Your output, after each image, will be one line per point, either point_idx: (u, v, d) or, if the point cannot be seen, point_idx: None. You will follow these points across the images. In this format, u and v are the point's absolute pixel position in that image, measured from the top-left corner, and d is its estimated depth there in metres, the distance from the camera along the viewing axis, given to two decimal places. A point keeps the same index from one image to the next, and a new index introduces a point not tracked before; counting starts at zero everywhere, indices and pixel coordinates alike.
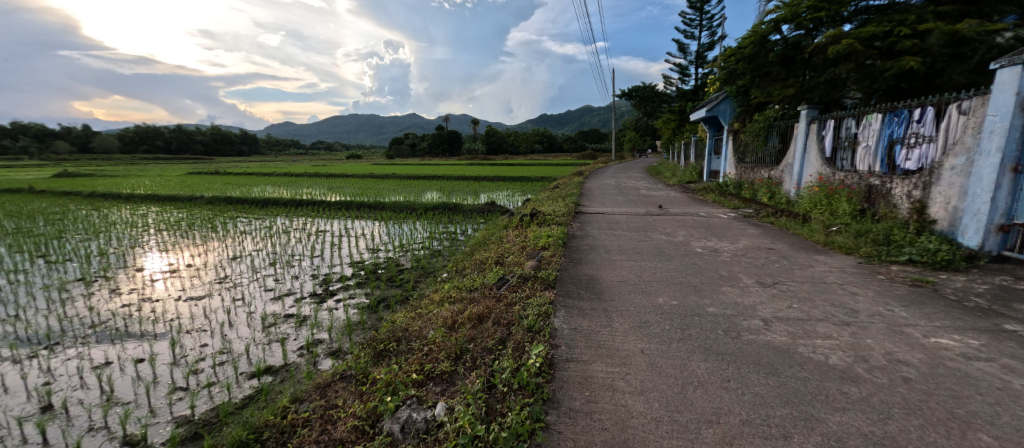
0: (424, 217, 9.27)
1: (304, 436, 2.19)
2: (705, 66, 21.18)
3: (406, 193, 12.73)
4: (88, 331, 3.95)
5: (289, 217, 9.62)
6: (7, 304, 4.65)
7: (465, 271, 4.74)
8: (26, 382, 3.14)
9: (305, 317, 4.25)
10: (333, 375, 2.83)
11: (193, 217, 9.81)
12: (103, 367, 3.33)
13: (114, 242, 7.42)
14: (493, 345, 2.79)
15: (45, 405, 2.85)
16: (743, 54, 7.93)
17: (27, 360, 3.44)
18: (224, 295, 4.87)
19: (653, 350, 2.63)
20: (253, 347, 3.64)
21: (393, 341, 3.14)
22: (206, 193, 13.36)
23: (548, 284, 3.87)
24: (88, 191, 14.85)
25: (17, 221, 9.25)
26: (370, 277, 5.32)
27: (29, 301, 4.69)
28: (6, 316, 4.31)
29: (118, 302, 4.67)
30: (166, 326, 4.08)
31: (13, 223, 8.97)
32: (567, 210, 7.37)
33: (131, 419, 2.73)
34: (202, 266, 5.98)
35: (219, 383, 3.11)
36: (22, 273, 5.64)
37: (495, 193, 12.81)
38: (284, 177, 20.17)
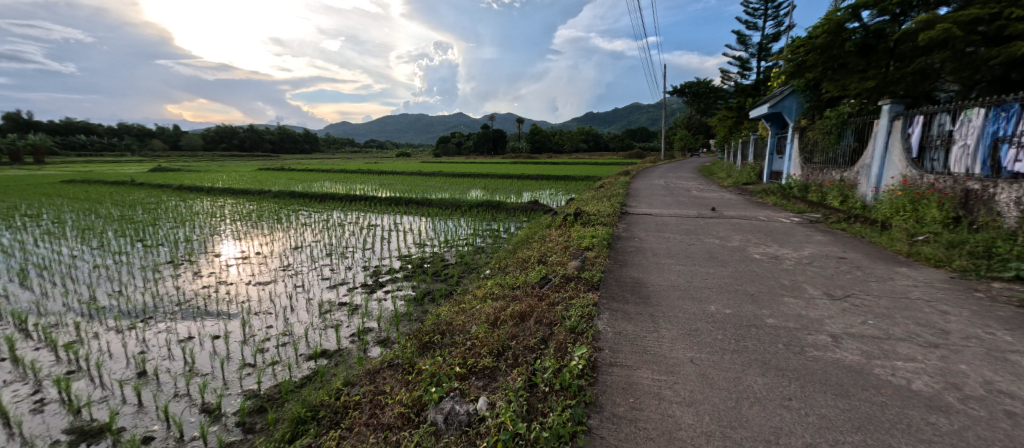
0: (468, 214, 9.43)
1: (355, 419, 2.28)
2: (768, 58, 19.85)
3: (451, 190, 12.97)
4: (175, 308, 4.37)
5: (344, 211, 10.15)
6: (112, 280, 5.26)
7: (508, 268, 4.74)
8: (126, 350, 3.52)
9: (356, 306, 4.44)
10: (382, 363, 2.93)
11: (262, 209, 10.60)
12: (186, 341, 3.66)
13: (198, 229, 8.18)
14: (535, 343, 2.77)
15: (140, 371, 3.18)
16: (815, 44, 7.31)
17: (127, 330, 3.87)
18: (287, 282, 5.20)
19: (703, 359, 2.48)
20: (311, 331, 3.85)
21: (438, 334, 3.20)
22: (273, 188, 14.39)
23: (592, 285, 3.77)
24: (176, 185, 16.41)
25: (121, 209, 10.46)
26: (416, 271, 5.48)
27: (130, 279, 5.27)
28: (112, 291, 4.87)
29: (199, 283, 5.14)
30: (238, 307, 4.42)
31: (118, 211, 10.15)
32: (613, 210, 7.19)
33: (209, 390, 2.98)
34: (268, 254, 6.42)
35: (281, 362, 3.32)
36: (125, 254, 6.36)
37: (540, 192, 12.74)
38: (342, 174, 21.40)
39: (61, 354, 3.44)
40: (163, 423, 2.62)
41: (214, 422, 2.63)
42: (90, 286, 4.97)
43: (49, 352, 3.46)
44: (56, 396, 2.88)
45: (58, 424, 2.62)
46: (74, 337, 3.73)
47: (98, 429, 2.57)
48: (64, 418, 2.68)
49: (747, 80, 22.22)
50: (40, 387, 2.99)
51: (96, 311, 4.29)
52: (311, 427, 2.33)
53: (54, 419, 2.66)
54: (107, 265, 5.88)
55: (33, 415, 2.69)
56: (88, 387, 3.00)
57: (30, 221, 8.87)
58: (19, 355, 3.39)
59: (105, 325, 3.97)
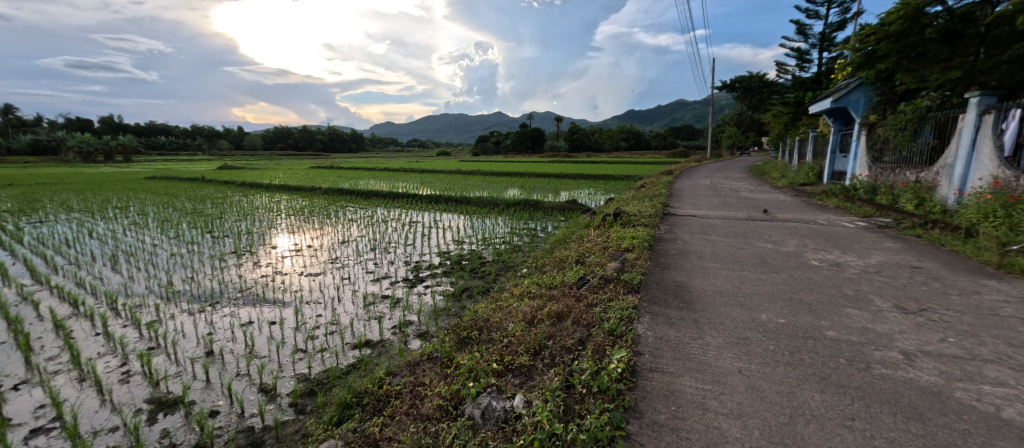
0: (506, 213, 9.47)
1: (397, 408, 2.36)
2: (832, 49, 18.44)
3: (489, 189, 13.07)
4: (238, 294, 4.70)
5: (388, 208, 10.51)
6: (186, 266, 5.76)
7: (545, 268, 4.70)
8: (196, 330, 3.82)
9: (398, 299, 4.58)
10: (421, 355, 3.00)
11: (313, 205, 11.20)
12: (247, 325, 3.93)
13: (257, 223, 8.76)
14: (572, 344, 2.73)
15: (207, 351, 3.45)
16: (889, 31, 6.70)
17: (197, 313, 4.21)
18: (335, 274, 5.45)
19: (753, 370, 2.33)
20: (356, 322, 4.01)
21: (475, 330, 3.22)
22: (323, 185, 15.15)
23: (632, 288, 3.65)
24: (239, 181, 17.68)
25: (192, 203, 11.43)
26: (455, 267, 5.56)
27: (201, 266, 5.75)
28: (185, 277, 5.32)
29: (258, 272, 5.50)
30: (291, 295, 4.69)
31: (190, 205, 11.09)
32: (655, 210, 6.96)
33: (266, 371, 3.18)
34: (319, 247, 6.77)
35: (329, 350, 3.48)
36: (196, 244, 6.93)
37: (578, 191, 12.58)
38: (386, 172, 22.22)
39: (144, 331, 3.80)
40: (227, 400, 2.83)
41: (270, 401, 2.81)
42: (167, 272, 5.47)
43: (134, 329, 3.83)
44: (140, 369, 3.18)
45: (141, 394, 2.90)
46: (154, 317, 4.10)
47: (173, 401, 2.82)
48: (145, 389, 2.95)
49: (807, 73, 20.77)
50: (127, 360, 3.32)
51: (172, 294, 4.70)
52: (356, 412, 2.43)
53: (137, 390, 2.94)
54: (182, 252, 6.44)
55: (122, 385, 3.00)
56: (166, 363, 3.29)
57: (120, 212, 9.89)
58: (109, 330, 3.78)
59: (179, 308, 4.34)
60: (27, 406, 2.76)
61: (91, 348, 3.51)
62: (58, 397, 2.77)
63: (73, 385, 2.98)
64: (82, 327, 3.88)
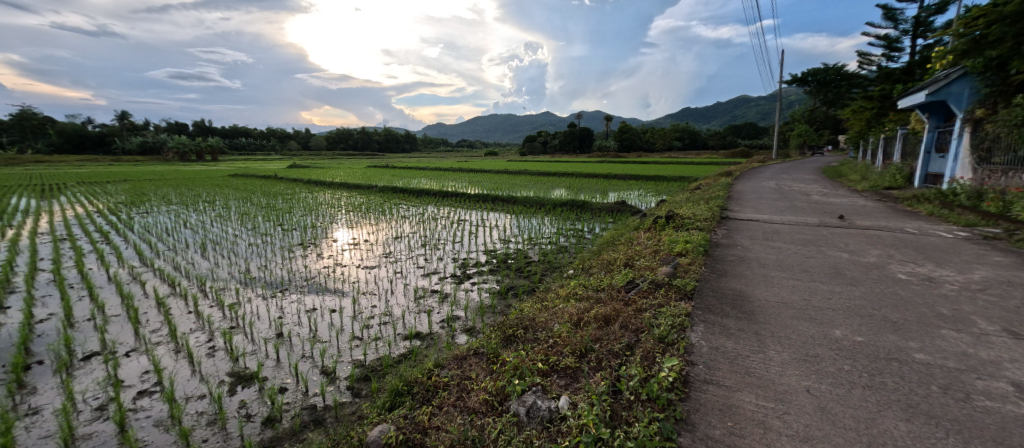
0: (553, 213, 9.39)
1: (445, 399, 2.43)
2: (928, 34, 16.41)
3: (536, 188, 13.04)
4: (304, 283, 5.05)
5: (438, 206, 10.79)
6: (260, 255, 6.28)
7: (591, 270, 4.59)
8: (268, 313, 4.15)
9: (446, 294, 4.69)
10: (468, 350, 3.05)
11: (369, 202, 11.78)
12: (311, 311, 4.21)
13: (320, 218, 9.36)
14: (619, 349, 2.63)
15: (277, 333, 3.74)
16: (1002, 14, 5.85)
17: (269, 298, 4.57)
18: (389, 267, 5.69)
19: (823, 390, 2.12)
20: (407, 314, 4.15)
21: (521, 329, 3.21)
22: (379, 183, 15.88)
23: (685, 295, 3.46)
24: (305, 179, 19.02)
25: (266, 198, 12.46)
26: (501, 266, 5.60)
27: (273, 255, 6.25)
28: (261, 264, 5.81)
29: (321, 263, 5.87)
30: (350, 286, 4.95)
31: (264, 200, 12.11)
32: (711, 213, 6.59)
33: (327, 355, 3.38)
34: (374, 241, 7.11)
35: (383, 339, 3.63)
36: (269, 235, 7.54)
37: (627, 192, 12.23)
38: (438, 171, 22.87)
39: (226, 312, 4.18)
40: (294, 378, 3.05)
41: (330, 383, 2.99)
42: (246, 260, 6.00)
43: (218, 309, 4.24)
44: (223, 345, 3.52)
45: (223, 368, 3.20)
46: (234, 299, 4.51)
47: (249, 375, 3.09)
48: (226, 363, 3.26)
49: (896, 62, 18.66)
50: (213, 336, 3.68)
51: (250, 280, 5.15)
52: (406, 400, 2.53)
53: (221, 363, 3.25)
54: (257, 242, 7.03)
55: (209, 358, 3.33)
56: (244, 341, 3.61)
57: (208, 206, 11.01)
58: (199, 309, 4.20)
59: (255, 292, 4.74)
60: (135, 370, 3.14)
61: (185, 324, 3.93)
62: (160, 365, 3.14)
63: (171, 355, 3.36)
64: (178, 305, 4.36)
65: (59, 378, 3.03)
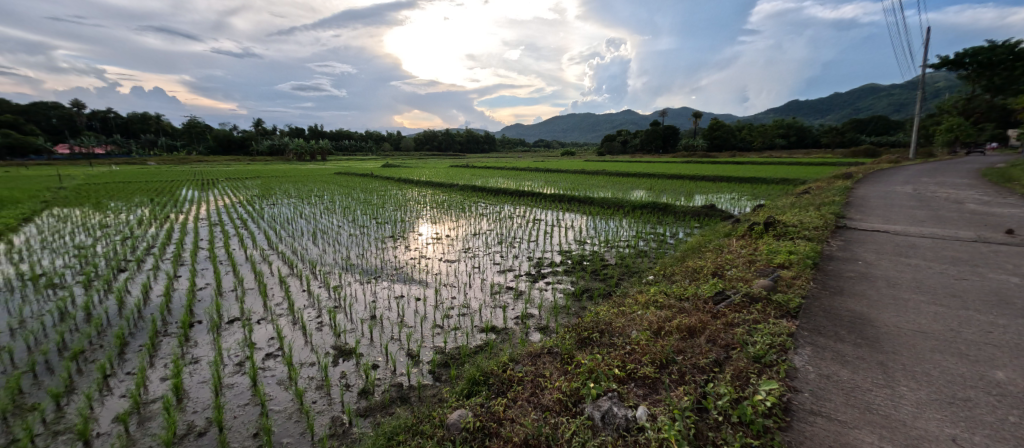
0: (632, 215, 9.04)
1: (519, 393, 2.53)
2: None
3: (614, 189, 12.66)
4: (394, 272, 5.52)
5: (514, 206, 10.99)
6: (358, 244, 6.99)
7: (674, 277, 4.35)
8: (364, 297, 4.61)
9: (521, 291, 4.79)
10: (542, 348, 3.09)
11: (450, 200, 12.41)
12: (400, 298, 4.59)
13: (408, 213, 10.10)
14: (706, 364, 2.48)
15: (371, 315, 4.13)
16: None
17: (365, 283, 5.08)
18: (467, 262, 5.96)
19: (977, 442, 1.77)
20: (484, 307, 4.32)
21: (597, 332, 3.17)
22: (459, 182, 16.63)
23: (787, 313, 3.12)
24: (394, 177, 20.63)
25: (363, 194, 13.79)
26: (576, 267, 5.56)
27: (369, 245, 6.91)
28: (359, 253, 6.48)
29: (408, 255, 6.35)
30: (433, 277, 5.30)
31: (361, 196, 13.42)
32: (820, 221, 5.84)
33: (412, 339, 3.67)
34: (454, 237, 7.50)
35: (461, 329, 3.83)
36: (366, 227, 8.37)
37: (716, 195, 11.33)
38: (515, 171, 23.27)
39: (331, 292, 4.74)
40: (384, 357, 3.35)
41: (415, 365, 3.24)
42: (346, 248, 6.73)
43: (325, 290, 4.82)
44: (329, 322, 3.99)
45: (328, 341, 3.63)
46: (337, 282, 5.09)
47: (349, 350, 3.47)
48: (331, 337, 3.70)
49: None
50: (321, 313, 4.19)
51: (349, 266, 5.77)
52: (483, 389, 2.67)
53: (326, 337, 3.70)
54: (355, 233, 7.84)
55: (318, 331, 3.81)
56: (345, 319, 4.06)
57: (316, 200, 12.52)
58: (310, 288, 4.82)
59: (353, 277, 5.30)
60: (264, 336, 3.72)
61: (299, 300, 4.54)
62: (282, 334, 3.67)
63: (290, 327, 3.90)
64: (295, 283, 5.05)
65: (211, 336, 3.70)
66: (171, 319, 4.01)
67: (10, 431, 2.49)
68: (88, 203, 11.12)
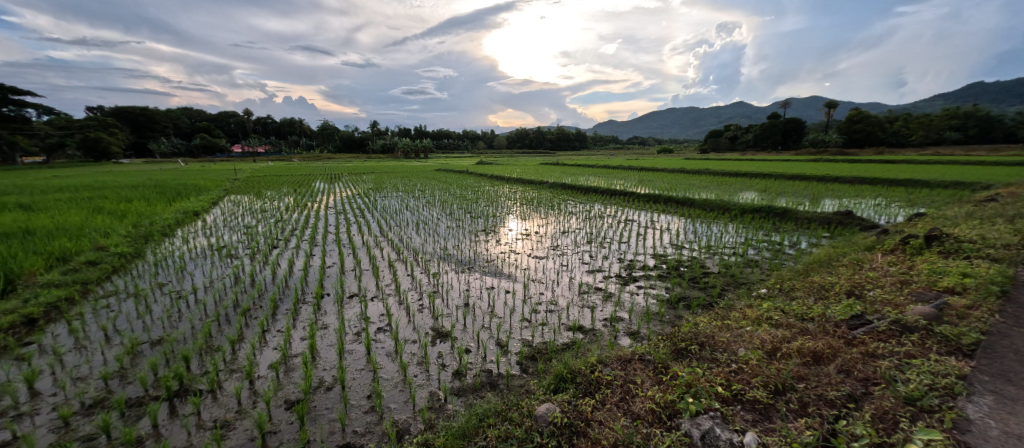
0: (739, 220, 8.20)
1: (608, 397, 2.52)
2: None
3: (720, 191, 11.61)
4: (486, 264, 5.79)
5: (605, 205, 10.70)
6: (454, 236, 7.46)
7: (793, 293, 3.85)
8: (459, 285, 4.92)
9: (610, 293, 4.67)
10: (633, 353, 3.01)
11: (540, 197, 12.54)
12: (491, 290, 4.79)
13: (499, 208, 10.44)
14: (838, 397, 2.19)
15: (466, 303, 4.39)
16: None
17: (460, 272, 5.41)
18: (555, 260, 5.99)
19: None
20: (572, 306, 4.31)
21: (696, 344, 2.98)
22: (549, 179, 16.71)
23: (957, 350, 2.52)
24: (488, 174, 21.46)
25: (459, 190, 14.63)
26: (672, 273, 5.23)
27: (465, 238, 7.32)
28: (455, 244, 6.91)
29: (499, 249, 6.59)
30: (522, 272, 5.43)
31: (458, 191, 14.24)
32: (1005, 238, 4.65)
33: (503, 329, 3.82)
34: (543, 234, 7.58)
35: (549, 325, 3.88)
36: (461, 221, 8.88)
37: (849, 200, 9.71)
38: (606, 169, 22.61)
39: (430, 278, 5.14)
40: (476, 344, 3.55)
41: (504, 354, 3.37)
42: (444, 239, 7.23)
43: (426, 276, 5.25)
44: (428, 305, 4.35)
45: (428, 323, 3.96)
46: (436, 269, 5.51)
47: (445, 333, 3.74)
48: (431, 319, 4.02)
49: None
50: (422, 296, 4.59)
51: (446, 255, 6.19)
52: (570, 387, 2.69)
53: (427, 319, 4.04)
54: (452, 225, 8.37)
55: (419, 313, 4.17)
56: (443, 304, 4.37)
57: (418, 193, 13.62)
58: (413, 273, 5.29)
59: (448, 266, 5.67)
60: (376, 311, 4.19)
61: (404, 282, 5.02)
62: (390, 311, 4.09)
63: (396, 306, 4.34)
64: (400, 267, 5.59)
65: (336, 307, 4.29)
66: (307, 290, 4.75)
67: (205, 364, 3.18)
68: (251, 191, 13.61)
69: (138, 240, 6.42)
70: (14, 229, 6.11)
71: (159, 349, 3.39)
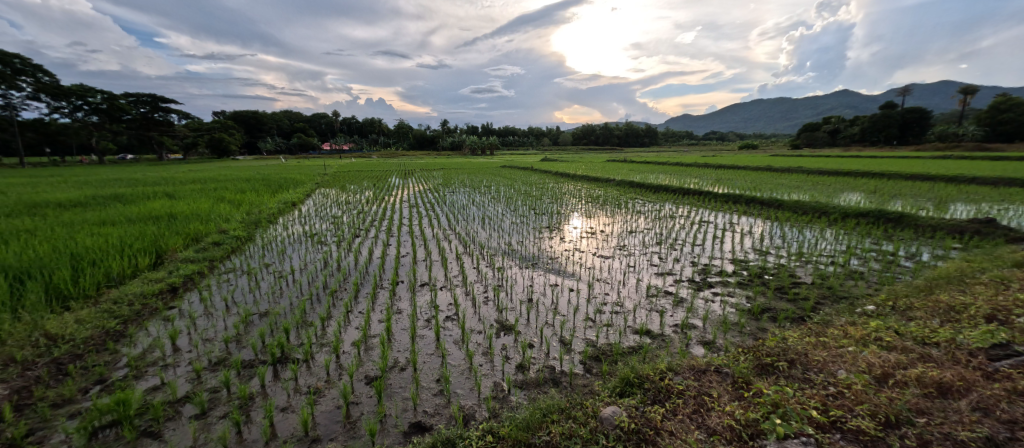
0: (838, 225, 7.27)
1: (680, 407, 2.39)
2: None
3: (814, 192, 10.40)
4: (550, 261, 5.77)
5: (677, 204, 10.12)
6: (519, 232, 7.53)
7: (908, 314, 3.33)
8: (523, 281, 4.96)
9: (682, 299, 4.40)
10: (709, 364, 2.82)
11: (607, 195, 12.19)
12: (556, 287, 4.77)
13: (564, 206, 10.34)
14: (971, 439, 1.86)
15: (530, 298, 4.41)
16: None
17: (524, 268, 5.45)
18: (622, 260, 5.79)
19: None
20: (639, 309, 4.13)
21: (785, 361, 2.72)
22: (617, 177, 16.18)
23: None
24: (553, 170, 21.33)
25: (525, 186, 14.71)
26: (754, 281, 4.80)
27: (530, 234, 7.35)
28: (520, 240, 6.98)
29: (564, 246, 6.53)
30: (586, 272, 5.33)
31: (524, 188, 14.31)
32: None
33: (566, 327, 3.79)
34: (609, 233, 7.37)
35: (615, 327, 3.76)
36: (526, 217, 8.92)
37: (985, 206, 8.16)
38: (679, 166, 21.36)
39: (496, 272, 5.24)
40: (539, 339, 3.55)
41: (567, 352, 3.33)
42: (508, 234, 7.33)
43: (491, 269, 5.37)
44: (493, 298, 4.44)
45: (493, 315, 4.04)
46: (501, 264, 5.61)
47: (510, 327, 3.78)
48: (496, 312, 4.10)
49: None
50: (487, 289, 4.69)
51: (511, 251, 6.27)
52: (637, 392, 2.59)
53: (492, 311, 4.12)
54: (517, 222, 8.45)
55: (484, 305, 4.28)
56: (507, 298, 4.44)
57: (485, 189, 13.93)
58: (480, 267, 5.44)
59: (513, 261, 5.74)
60: (445, 301, 4.37)
61: (471, 275, 5.18)
62: (458, 302, 4.24)
63: (463, 297, 4.49)
64: (467, 260, 5.77)
65: (409, 294, 4.54)
66: (384, 276, 5.10)
67: (300, 337, 3.55)
68: (337, 186, 14.91)
69: (250, 226, 7.36)
70: (162, 213, 7.33)
71: (264, 320, 3.85)
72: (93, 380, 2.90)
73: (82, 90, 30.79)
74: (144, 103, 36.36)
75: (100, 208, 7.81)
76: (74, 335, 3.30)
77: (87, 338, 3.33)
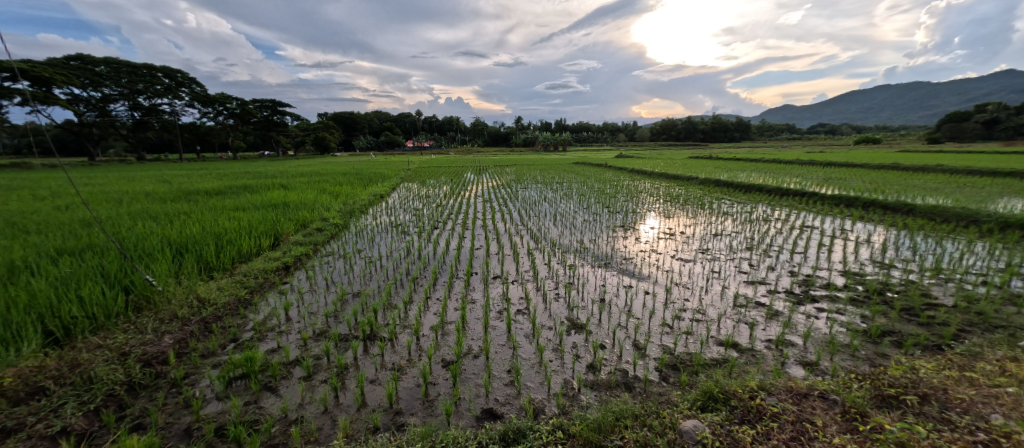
0: (988, 237, 6.02)
1: (774, 432, 2.18)
2: None
3: (955, 195, 8.71)
4: (625, 262, 5.56)
5: (772, 206, 9.16)
6: (593, 230, 7.36)
7: None
8: (596, 281, 4.84)
9: (777, 312, 3.97)
10: (811, 387, 2.52)
11: (689, 194, 11.43)
12: (631, 289, 4.58)
13: (640, 204, 9.90)
14: None
15: (603, 299, 4.30)
16: None
17: (597, 267, 5.33)
18: (705, 265, 5.38)
19: None
20: (724, 319, 3.82)
21: (912, 395, 2.33)
22: (701, 175, 15.08)
23: None
24: (631, 167, 20.49)
25: (601, 184, 14.32)
26: (870, 298, 4.16)
27: (604, 233, 7.15)
28: (593, 238, 6.83)
29: (639, 247, 6.25)
30: (663, 274, 5.05)
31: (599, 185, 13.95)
32: None
33: (641, 331, 3.64)
34: (690, 235, 6.90)
35: (695, 335, 3.52)
36: (600, 215, 8.70)
37: None
38: (776, 164, 19.27)
39: (568, 270, 5.19)
40: (612, 341, 3.45)
41: (641, 357, 3.20)
42: (581, 232, 7.21)
43: (563, 267, 5.34)
44: (564, 295, 4.41)
45: (564, 313, 4.02)
46: (573, 262, 5.54)
47: (581, 326, 3.73)
48: (567, 310, 4.07)
49: None
50: (558, 286, 4.67)
51: (584, 249, 6.15)
52: (722, 409, 2.40)
53: (563, 309, 4.09)
54: (591, 219, 8.27)
55: (555, 302, 4.27)
56: (579, 297, 4.37)
57: (559, 186, 13.84)
58: (552, 264, 5.43)
59: (586, 260, 5.63)
60: (517, 295, 4.44)
61: (543, 271, 5.19)
62: (529, 297, 4.29)
63: (534, 292, 4.53)
64: (540, 257, 5.78)
65: (483, 286, 4.69)
66: (460, 268, 5.32)
67: (386, 318, 3.85)
68: (418, 180, 15.86)
69: (346, 215, 8.14)
70: (278, 201, 8.41)
71: (356, 301, 4.23)
72: (229, 338, 3.44)
73: (223, 98, 36.42)
74: (267, 107, 41.94)
75: (234, 196, 9.20)
76: (215, 300, 3.94)
77: (224, 303, 3.95)
